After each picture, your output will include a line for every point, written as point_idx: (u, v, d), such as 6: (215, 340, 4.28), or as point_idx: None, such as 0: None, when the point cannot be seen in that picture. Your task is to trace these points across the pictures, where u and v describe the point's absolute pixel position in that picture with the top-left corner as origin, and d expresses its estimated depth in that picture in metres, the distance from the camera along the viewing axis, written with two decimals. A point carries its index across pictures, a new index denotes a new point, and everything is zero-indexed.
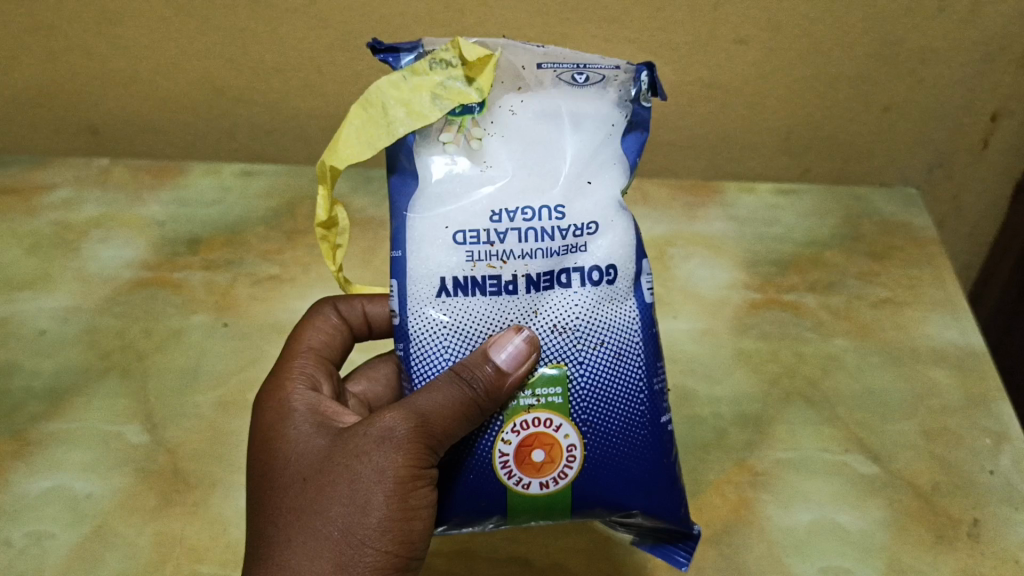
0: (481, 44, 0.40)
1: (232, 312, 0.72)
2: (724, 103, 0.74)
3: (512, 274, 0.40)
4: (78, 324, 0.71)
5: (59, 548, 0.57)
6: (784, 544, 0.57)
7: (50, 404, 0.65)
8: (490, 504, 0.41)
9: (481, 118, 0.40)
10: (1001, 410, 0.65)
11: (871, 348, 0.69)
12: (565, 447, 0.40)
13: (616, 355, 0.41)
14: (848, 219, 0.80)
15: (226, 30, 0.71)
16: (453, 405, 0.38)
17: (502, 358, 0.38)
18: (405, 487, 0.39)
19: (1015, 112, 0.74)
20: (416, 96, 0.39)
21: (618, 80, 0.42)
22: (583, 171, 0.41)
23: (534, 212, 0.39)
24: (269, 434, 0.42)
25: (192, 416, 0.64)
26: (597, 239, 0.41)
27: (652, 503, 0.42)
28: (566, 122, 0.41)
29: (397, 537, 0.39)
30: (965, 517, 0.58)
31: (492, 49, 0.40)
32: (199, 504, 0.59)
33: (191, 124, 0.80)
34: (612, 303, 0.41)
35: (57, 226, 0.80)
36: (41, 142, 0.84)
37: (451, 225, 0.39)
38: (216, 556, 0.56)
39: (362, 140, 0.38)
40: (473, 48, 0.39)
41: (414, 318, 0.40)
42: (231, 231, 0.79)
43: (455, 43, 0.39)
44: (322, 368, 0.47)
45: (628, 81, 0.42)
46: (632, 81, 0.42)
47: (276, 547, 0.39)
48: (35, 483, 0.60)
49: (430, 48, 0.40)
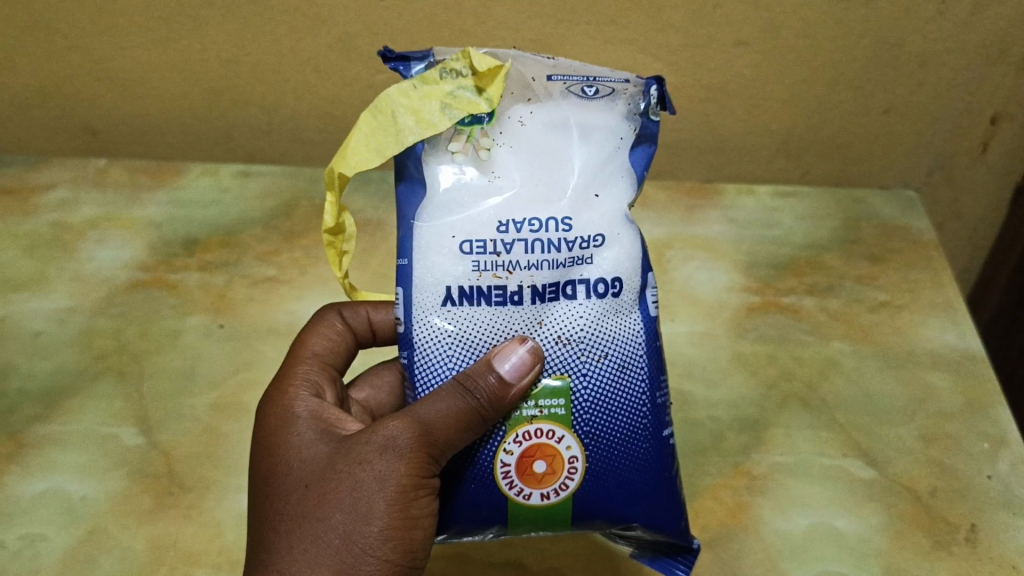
0: (492, 54, 0.40)
1: (228, 313, 0.71)
2: (724, 105, 0.74)
3: (517, 285, 0.40)
4: (73, 325, 0.71)
5: (52, 550, 0.56)
6: (781, 549, 0.57)
7: (45, 406, 0.65)
8: (492, 514, 0.41)
9: (490, 129, 0.40)
10: (1000, 415, 0.65)
11: (870, 352, 0.70)
12: (568, 459, 0.40)
13: (620, 367, 0.41)
14: (846, 222, 0.80)
15: (223, 28, 0.70)
16: (457, 414, 0.38)
17: (505, 368, 0.38)
18: (407, 497, 0.38)
19: (1015, 116, 0.74)
20: (426, 104, 0.38)
21: (628, 94, 0.41)
22: (590, 183, 0.40)
23: (541, 222, 0.39)
24: (271, 440, 0.42)
25: (187, 418, 0.64)
26: (603, 251, 0.40)
27: (652, 516, 0.42)
28: (575, 134, 0.40)
29: (398, 546, 0.39)
30: (963, 523, 0.58)
31: (502, 59, 0.40)
32: (194, 507, 0.59)
33: (188, 124, 0.79)
34: (617, 315, 0.41)
35: (54, 227, 0.79)
36: (37, 142, 0.83)
37: (458, 234, 0.39)
38: (211, 559, 0.56)
39: (371, 147, 0.38)
40: (483, 59, 0.39)
41: (419, 326, 0.40)
42: (228, 231, 0.78)
43: (466, 54, 0.39)
44: (326, 373, 0.47)
45: (637, 94, 0.41)
46: (641, 94, 0.41)
47: (276, 553, 0.39)
48: (30, 485, 0.60)
49: (441, 57, 0.40)
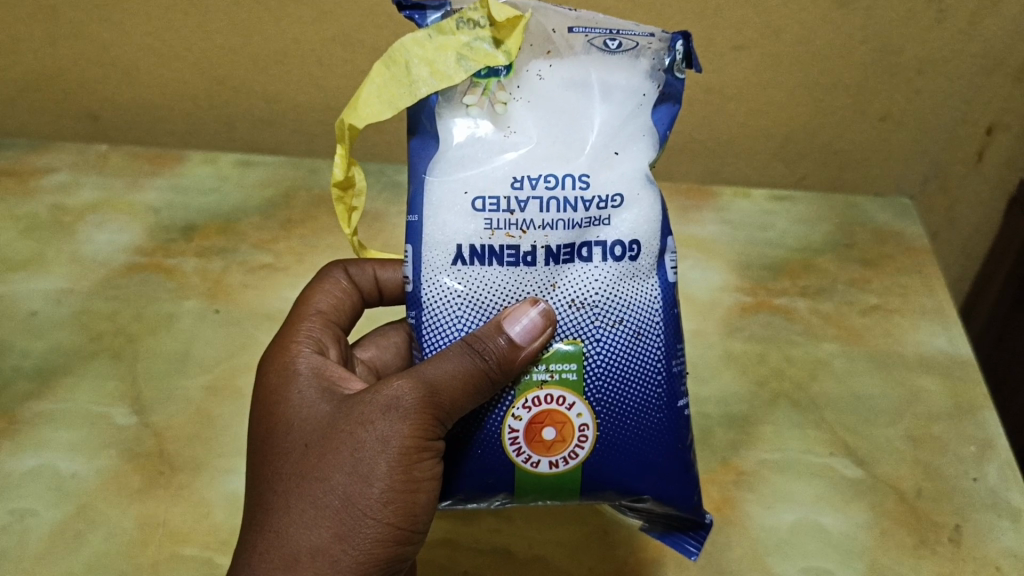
0: (512, 4, 0.40)
1: (224, 299, 0.71)
2: (722, 108, 0.75)
3: (531, 245, 0.40)
4: (69, 306, 0.71)
5: (40, 526, 0.56)
6: (766, 543, 0.57)
7: (39, 383, 0.64)
8: (498, 480, 0.41)
9: (507, 82, 0.41)
10: (988, 419, 0.65)
11: (859, 353, 0.70)
12: (578, 427, 0.40)
13: (636, 334, 0.41)
14: (839, 227, 0.82)
15: (231, 19, 0.71)
16: (464, 375, 0.39)
17: (515, 330, 0.39)
18: (409, 459, 0.39)
19: (1011, 127, 0.76)
20: (441, 56, 0.39)
21: (652, 49, 0.42)
22: (609, 142, 0.41)
23: (557, 180, 0.40)
24: (272, 396, 0.42)
25: (179, 400, 0.64)
26: (621, 213, 0.41)
27: (663, 489, 0.43)
28: (596, 91, 0.41)
29: (400, 510, 0.39)
30: (947, 523, 0.59)
31: (522, 9, 0.40)
32: (183, 487, 0.58)
33: (193, 113, 0.80)
34: (634, 279, 0.42)
35: (53, 210, 0.79)
36: (41, 127, 0.84)
37: (470, 190, 0.40)
38: (199, 538, 0.55)
39: (383, 100, 0.38)
40: (502, 9, 0.39)
41: (429, 285, 0.40)
42: (227, 220, 0.78)
43: (484, 3, 0.39)
44: (329, 331, 0.47)
45: (662, 49, 0.42)
46: (666, 50, 0.42)
47: (274, 513, 0.39)
48: (20, 460, 0.59)
49: (458, 6, 0.40)
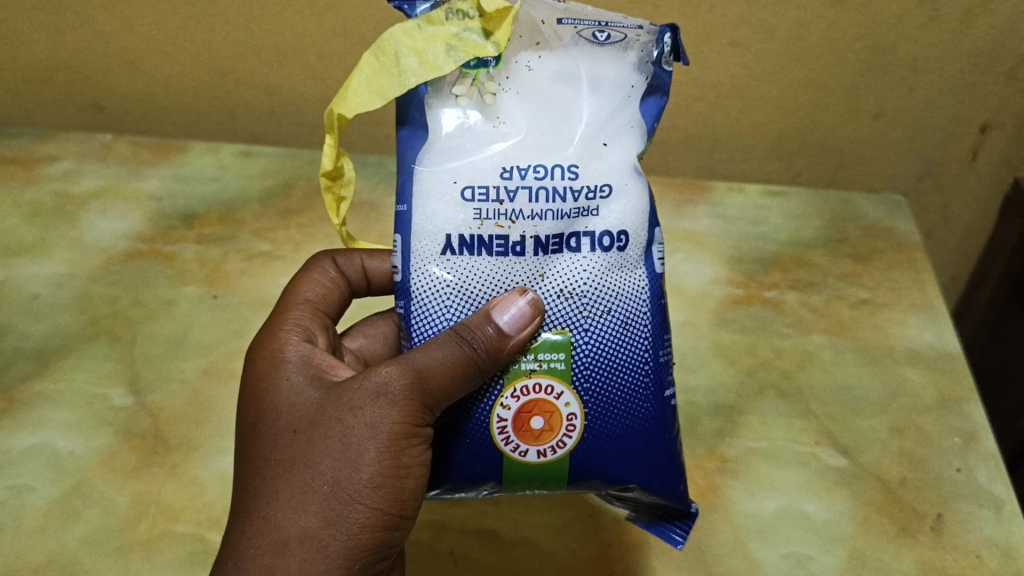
0: None
1: (222, 285, 0.73)
2: (717, 104, 0.76)
3: (520, 235, 0.41)
4: (71, 290, 0.72)
5: (38, 502, 0.57)
6: (749, 529, 0.58)
7: (40, 365, 0.66)
8: (486, 469, 0.42)
9: (496, 73, 0.42)
10: (974, 411, 0.66)
11: (847, 346, 0.71)
12: (566, 416, 0.41)
13: (623, 324, 0.42)
14: (832, 222, 0.83)
15: (232, 12, 0.72)
16: (452, 362, 0.40)
17: (503, 319, 0.40)
18: (398, 445, 0.39)
19: (1004, 125, 0.76)
20: (430, 46, 0.40)
21: (641, 41, 0.43)
22: (598, 133, 0.42)
23: (546, 170, 0.41)
24: (260, 383, 0.43)
25: (176, 381, 0.65)
26: (610, 203, 0.42)
27: (650, 477, 0.44)
28: (585, 84, 0.42)
29: (388, 495, 0.40)
30: (930, 512, 0.59)
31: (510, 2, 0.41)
32: (177, 466, 0.59)
33: (194, 103, 0.81)
34: (622, 269, 0.43)
35: (56, 197, 0.80)
36: (46, 116, 0.85)
37: (460, 180, 0.41)
38: (192, 515, 0.57)
39: (372, 90, 0.39)
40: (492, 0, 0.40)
41: (417, 275, 0.41)
42: (226, 208, 0.80)
43: None
44: (318, 320, 0.49)
45: (650, 42, 0.42)
46: (654, 42, 0.42)
47: (263, 498, 0.40)
48: (19, 440, 0.61)
49: None
